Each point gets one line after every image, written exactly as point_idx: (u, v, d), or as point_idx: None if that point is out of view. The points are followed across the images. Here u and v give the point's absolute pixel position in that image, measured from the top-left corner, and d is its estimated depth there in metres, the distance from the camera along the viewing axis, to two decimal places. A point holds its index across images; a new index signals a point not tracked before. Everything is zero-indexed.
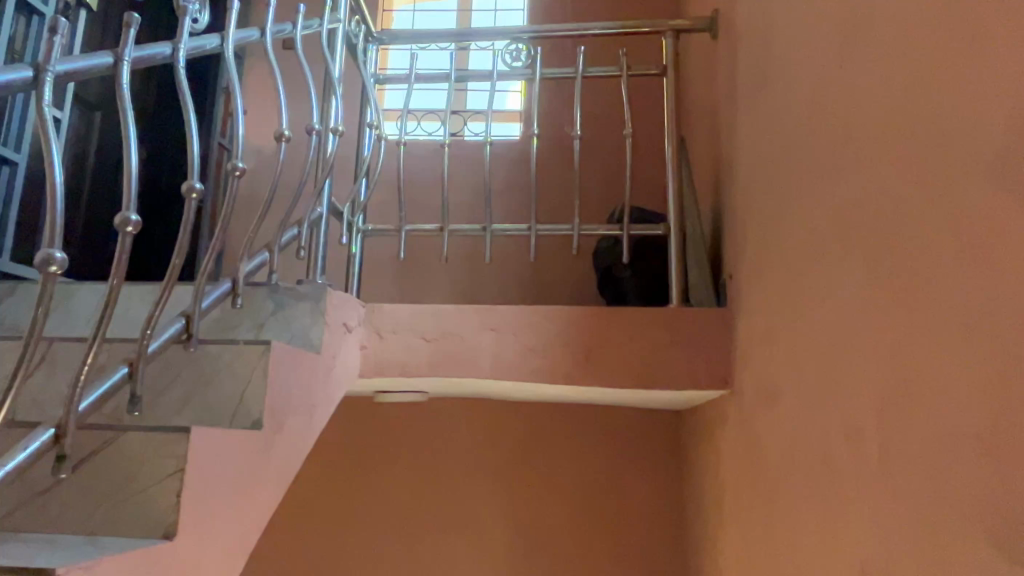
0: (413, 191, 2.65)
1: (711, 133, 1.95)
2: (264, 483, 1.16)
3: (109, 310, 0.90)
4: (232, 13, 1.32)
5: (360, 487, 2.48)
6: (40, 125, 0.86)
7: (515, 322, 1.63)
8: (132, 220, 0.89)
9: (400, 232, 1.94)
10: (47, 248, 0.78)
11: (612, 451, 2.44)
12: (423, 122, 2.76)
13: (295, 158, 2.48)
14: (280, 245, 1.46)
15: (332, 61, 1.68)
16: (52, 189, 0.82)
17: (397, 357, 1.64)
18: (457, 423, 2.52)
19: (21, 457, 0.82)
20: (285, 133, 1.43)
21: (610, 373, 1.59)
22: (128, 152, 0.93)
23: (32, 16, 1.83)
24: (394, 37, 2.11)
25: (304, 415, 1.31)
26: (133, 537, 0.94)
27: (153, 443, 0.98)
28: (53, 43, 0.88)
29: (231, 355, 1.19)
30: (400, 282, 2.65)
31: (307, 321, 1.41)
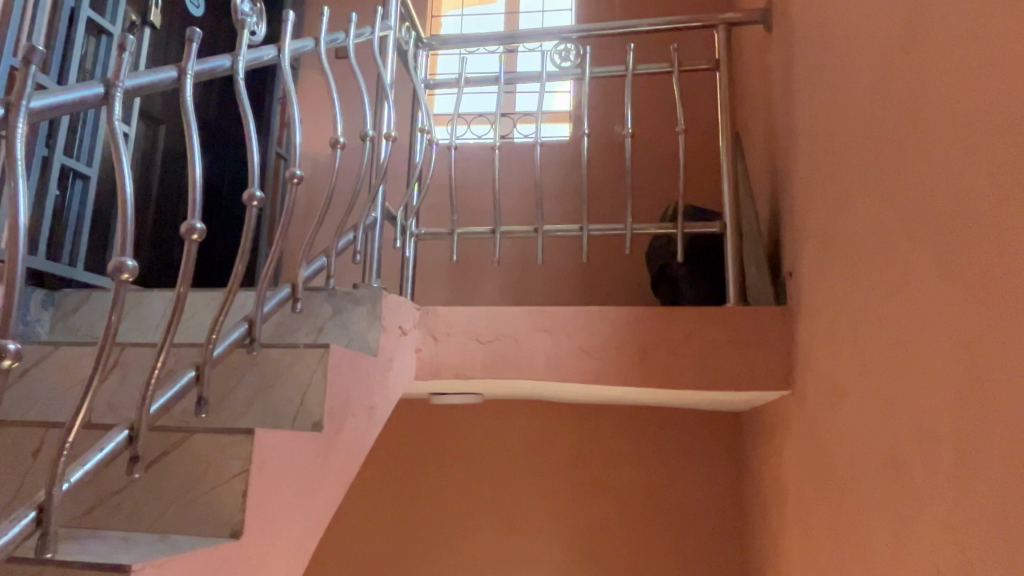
0: (465, 194, 2.67)
1: (768, 127, 1.90)
2: (326, 483, 1.18)
3: (176, 316, 0.92)
4: (287, 24, 1.35)
5: (417, 488, 2.51)
6: (110, 139, 0.89)
7: (568, 323, 1.62)
8: (198, 228, 0.91)
9: (453, 235, 1.95)
10: (119, 256, 0.80)
11: (668, 450, 2.41)
12: (473, 126, 2.78)
13: (349, 164, 2.53)
14: (337, 250, 1.48)
15: (384, 67, 1.70)
16: (123, 201, 0.85)
17: (453, 359, 1.65)
18: (512, 425, 2.52)
19: (98, 457, 0.85)
20: (341, 140, 1.45)
21: (666, 372, 1.57)
22: (193, 162, 0.96)
23: (101, 36, 1.91)
24: (443, 41, 2.13)
25: (363, 417, 1.33)
26: (202, 535, 0.97)
27: (220, 443, 1.01)
28: (121, 59, 0.92)
29: (291, 359, 1.22)
30: (454, 285, 2.67)
31: (364, 324, 1.43)
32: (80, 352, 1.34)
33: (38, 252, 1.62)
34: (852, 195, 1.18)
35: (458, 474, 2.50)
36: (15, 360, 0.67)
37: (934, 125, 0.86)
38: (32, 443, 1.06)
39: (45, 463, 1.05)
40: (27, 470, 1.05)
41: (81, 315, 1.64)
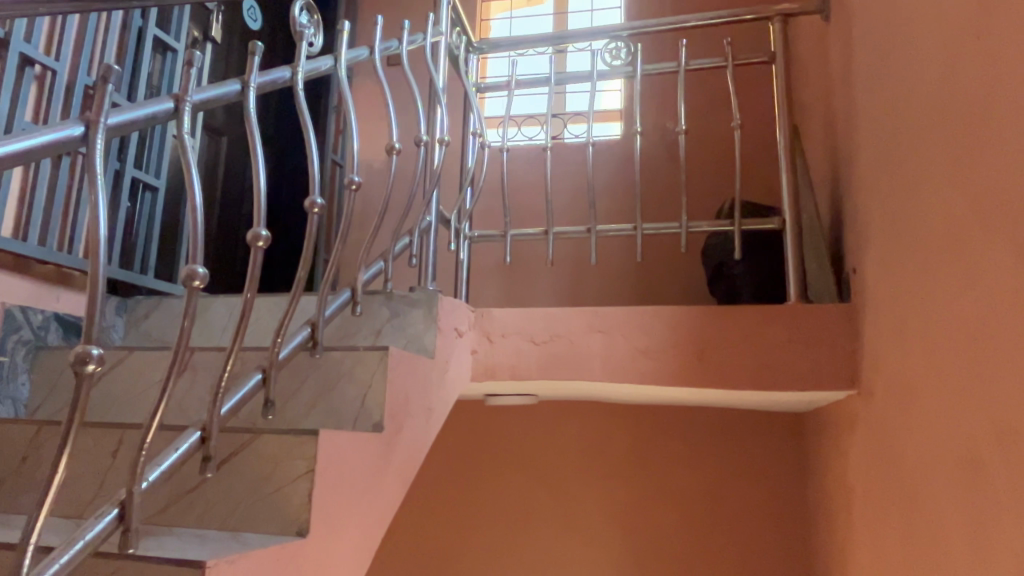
0: (517, 196, 2.68)
1: (827, 120, 1.84)
2: (387, 483, 1.20)
3: (244, 321, 0.95)
4: (343, 34, 1.38)
5: (474, 489, 2.53)
6: (181, 152, 0.93)
7: (624, 323, 1.61)
8: (263, 235, 0.94)
9: (507, 237, 1.95)
10: (190, 264, 0.83)
11: (727, 450, 2.37)
12: (523, 128, 2.79)
13: (404, 169, 2.58)
14: (394, 254, 1.51)
15: (436, 72, 1.72)
16: (193, 211, 0.88)
17: (508, 361, 1.66)
18: (567, 426, 2.51)
19: (173, 457, 0.88)
20: (396, 146, 1.47)
21: (725, 372, 1.54)
22: (257, 172, 0.99)
23: (167, 53, 2.00)
24: (494, 45, 2.14)
25: (421, 418, 1.35)
26: (271, 533, 1.00)
27: (287, 443, 1.03)
28: (189, 74, 0.95)
29: (352, 361, 1.24)
30: (507, 286, 2.68)
31: (421, 326, 1.45)
32: (154, 356, 1.40)
33: (113, 262, 1.70)
34: (919, 188, 1.14)
35: (514, 475, 2.51)
36: (98, 365, 0.71)
37: (1006, 113, 0.83)
38: (111, 443, 1.11)
39: (125, 462, 1.10)
40: (108, 469, 1.10)
41: (152, 320, 1.71)
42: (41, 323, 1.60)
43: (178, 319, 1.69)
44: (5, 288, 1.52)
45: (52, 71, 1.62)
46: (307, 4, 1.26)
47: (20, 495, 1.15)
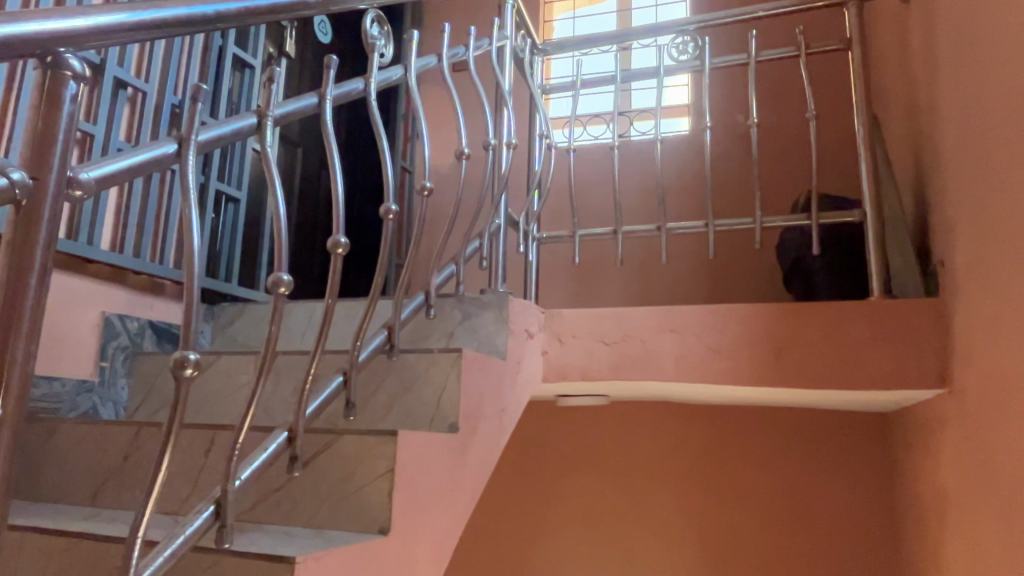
0: (585, 196, 2.68)
1: (910, 106, 1.76)
2: (463, 483, 1.22)
3: (327, 324, 0.98)
4: (412, 43, 1.41)
5: (547, 490, 2.54)
6: (265, 166, 0.97)
7: (696, 322, 1.58)
8: (342, 242, 0.97)
9: (575, 237, 1.95)
10: (276, 272, 0.87)
11: (807, 452, 2.30)
12: (589, 127, 2.78)
13: (474, 173, 2.61)
14: (465, 257, 1.53)
15: (502, 75, 1.74)
16: (277, 220, 0.92)
17: (580, 362, 1.65)
18: (640, 427, 2.49)
19: (263, 457, 0.92)
20: (465, 151, 1.49)
21: (804, 371, 1.50)
22: (336, 181, 1.02)
23: (245, 70, 2.09)
24: (558, 45, 2.14)
25: (494, 419, 1.37)
26: (354, 531, 1.03)
27: (367, 444, 1.06)
28: (270, 90, 0.99)
29: (427, 363, 1.27)
30: (576, 286, 2.68)
31: (492, 328, 1.47)
32: (241, 361, 1.47)
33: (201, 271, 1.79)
34: (1011, 174, 1.08)
35: (587, 476, 2.50)
36: (195, 368, 0.75)
37: None
38: (204, 443, 1.17)
39: (217, 461, 1.16)
40: (201, 468, 1.16)
41: (238, 326, 1.79)
42: (136, 331, 1.70)
43: (261, 324, 1.76)
44: (104, 299, 1.63)
45: (142, 92, 1.72)
46: (378, 16, 1.29)
47: (124, 493, 1.23)
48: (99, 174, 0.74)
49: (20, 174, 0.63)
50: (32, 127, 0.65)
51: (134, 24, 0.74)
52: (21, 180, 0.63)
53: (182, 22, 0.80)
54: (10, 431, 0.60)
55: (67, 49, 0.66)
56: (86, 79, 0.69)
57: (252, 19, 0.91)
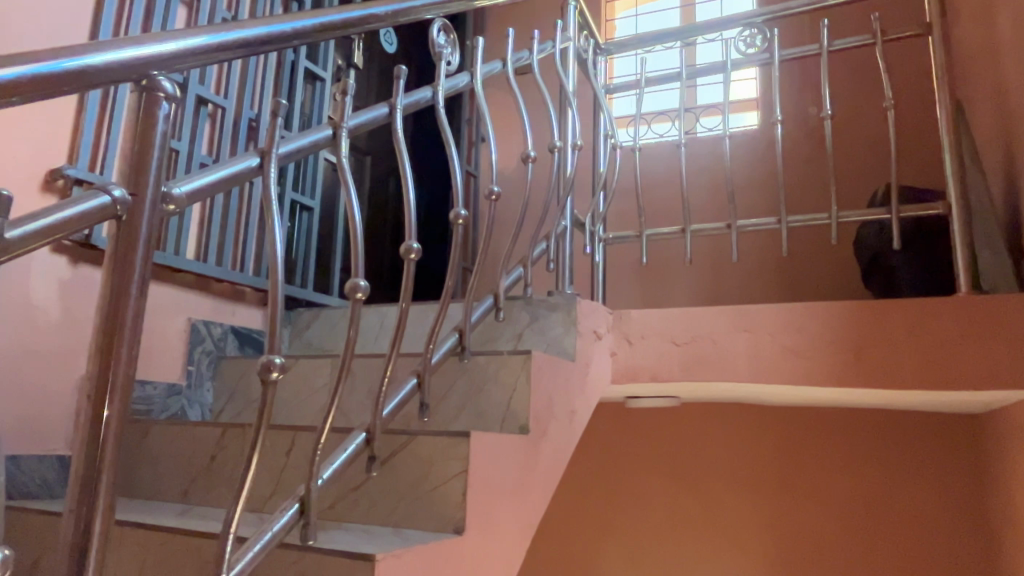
0: (651, 195, 2.65)
1: (998, 90, 1.66)
2: (535, 484, 1.23)
3: (401, 327, 1.00)
4: (478, 50, 1.42)
5: (617, 494, 2.52)
6: (340, 175, 1.00)
7: (770, 321, 1.54)
8: (414, 247, 1.00)
9: (642, 236, 1.92)
10: (353, 278, 0.89)
11: (889, 454, 2.20)
12: (654, 125, 2.75)
13: (540, 175, 2.63)
14: (532, 259, 1.53)
15: (565, 77, 1.74)
16: (353, 228, 0.95)
17: (649, 363, 1.63)
18: (712, 429, 2.44)
19: (343, 457, 0.95)
20: (531, 154, 1.50)
21: (887, 371, 1.44)
22: (407, 189, 1.04)
23: (316, 83, 2.16)
24: (621, 44, 2.13)
25: (565, 421, 1.37)
26: (429, 530, 1.05)
27: (440, 445, 1.08)
28: (343, 102, 1.03)
29: (497, 365, 1.28)
30: (643, 286, 2.65)
31: (561, 330, 1.47)
32: (318, 364, 1.52)
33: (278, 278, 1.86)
34: None
35: (658, 479, 2.47)
36: (280, 371, 0.78)
37: None
38: (285, 443, 1.22)
39: (299, 461, 1.20)
40: (284, 467, 1.21)
41: (313, 331, 1.85)
42: (220, 336, 1.77)
43: (336, 328, 1.81)
44: (189, 306, 1.71)
45: (221, 108, 1.81)
46: (445, 25, 1.31)
47: (212, 491, 1.29)
48: (190, 188, 0.77)
49: (121, 192, 0.68)
50: (130, 146, 0.69)
51: (216, 45, 0.77)
52: (121, 197, 0.67)
53: (262, 40, 0.84)
54: (116, 431, 0.64)
55: (160, 71, 0.70)
56: (177, 98, 0.73)
57: (325, 34, 0.94)
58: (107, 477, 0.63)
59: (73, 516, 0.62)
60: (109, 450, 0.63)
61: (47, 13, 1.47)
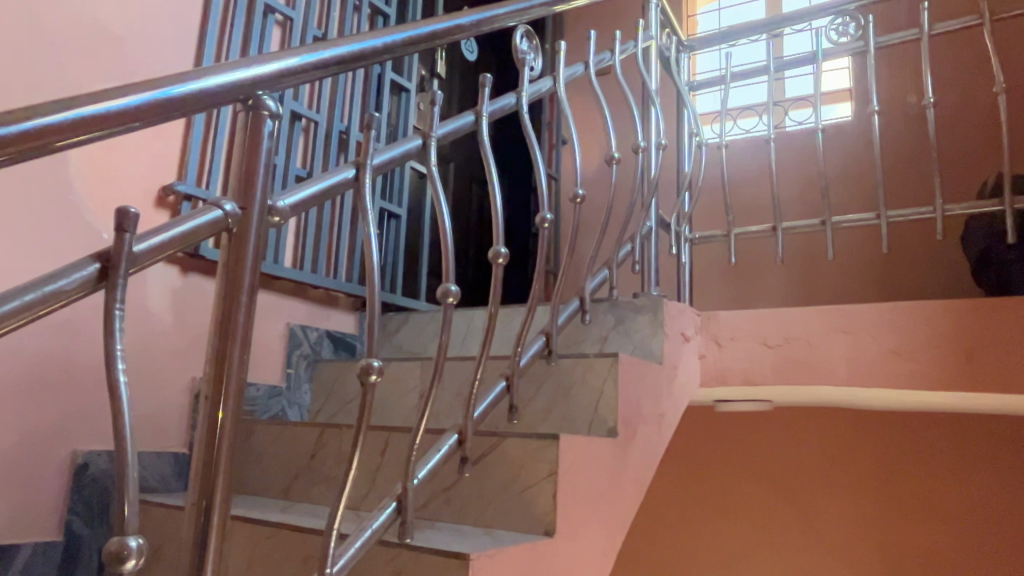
0: (739, 192, 2.58)
1: None
2: (624, 487, 1.22)
3: (491, 330, 1.01)
4: (560, 53, 1.43)
5: (708, 500, 2.46)
6: (430, 182, 1.03)
7: (870, 322, 1.47)
8: (502, 252, 1.01)
9: (730, 235, 1.88)
10: (444, 283, 0.92)
11: (1004, 463, 2.07)
12: (740, 121, 2.68)
13: (624, 176, 2.61)
14: (618, 261, 1.52)
15: (648, 76, 1.72)
16: (444, 235, 0.97)
17: (740, 365, 1.58)
18: (808, 435, 2.35)
19: (437, 457, 0.97)
20: (616, 155, 1.49)
21: (1002, 374, 1.35)
22: (495, 194, 1.06)
23: (401, 94, 2.22)
24: (705, 40, 2.09)
25: (654, 424, 1.35)
26: (520, 531, 1.06)
27: (529, 447, 1.09)
28: (433, 112, 1.06)
29: (584, 368, 1.28)
30: (732, 286, 2.58)
31: (647, 332, 1.45)
32: (409, 367, 1.56)
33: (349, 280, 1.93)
34: None
35: (751, 486, 2.40)
36: (378, 375, 0.81)
37: None
38: (380, 444, 1.26)
39: (393, 461, 1.23)
40: (379, 466, 1.25)
41: (403, 334, 1.90)
42: (316, 340, 1.85)
43: (425, 332, 1.86)
44: (287, 312, 1.80)
45: (314, 122, 1.89)
46: (527, 30, 1.32)
47: (312, 488, 1.35)
48: (293, 201, 0.82)
49: (232, 206, 0.72)
50: (240, 163, 0.74)
51: (311, 64, 0.80)
52: (232, 211, 0.72)
53: (354, 57, 0.87)
54: (230, 430, 0.68)
55: (264, 91, 0.75)
56: (280, 116, 0.77)
57: (413, 48, 0.97)
58: (223, 474, 0.67)
59: (193, 509, 0.66)
60: (224, 449, 0.68)
61: (155, 42, 1.58)
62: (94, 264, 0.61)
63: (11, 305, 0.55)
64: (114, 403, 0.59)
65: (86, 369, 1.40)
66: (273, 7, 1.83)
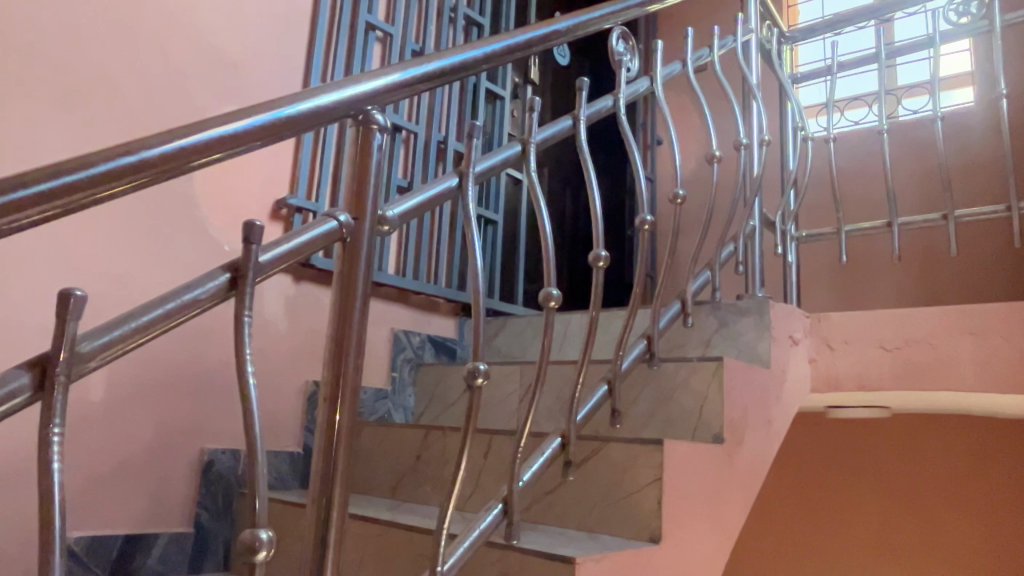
0: (849, 186, 2.45)
1: None
2: (732, 494, 1.19)
3: (592, 334, 1.01)
4: (658, 52, 1.41)
5: (815, 510, 2.35)
6: (531, 188, 1.04)
7: (1002, 322, 1.36)
8: (602, 255, 1.01)
9: (841, 232, 1.78)
10: (546, 287, 0.92)
11: None
12: (847, 112, 2.55)
13: (725, 174, 2.54)
14: (721, 262, 1.47)
15: (749, 70, 1.67)
16: (544, 239, 0.98)
17: (854, 369, 1.50)
18: (930, 445, 2.21)
19: (541, 460, 0.97)
20: (717, 153, 1.45)
21: None
22: (594, 198, 1.06)
23: (496, 101, 2.25)
24: (809, 30, 2.00)
25: (762, 430, 1.31)
26: (625, 537, 1.05)
27: (633, 452, 1.07)
28: (531, 118, 1.07)
29: (687, 372, 1.25)
30: (842, 286, 2.45)
31: (753, 335, 1.41)
32: (509, 371, 1.57)
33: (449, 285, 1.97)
34: None
35: (863, 497, 2.28)
36: (485, 378, 0.82)
37: None
38: (483, 446, 1.28)
39: (497, 463, 1.25)
40: (482, 469, 1.27)
41: (501, 338, 1.93)
42: (418, 344, 1.90)
43: (524, 336, 1.87)
44: (390, 318, 1.86)
45: (413, 134, 1.95)
46: (624, 32, 1.32)
47: (418, 488, 1.39)
48: (401, 211, 0.85)
49: (346, 216, 0.76)
50: (352, 177, 0.77)
51: (414, 79, 0.83)
52: (346, 221, 0.76)
53: (455, 68, 0.89)
54: (347, 430, 0.71)
55: (372, 106, 0.78)
56: (388, 129, 0.80)
57: (510, 56, 0.99)
58: (341, 472, 0.70)
59: (315, 505, 0.70)
60: (341, 449, 0.71)
61: (267, 67, 1.68)
62: (225, 274, 0.66)
63: (155, 312, 0.61)
64: (245, 404, 0.63)
65: (213, 374, 1.50)
66: (373, 25, 1.90)
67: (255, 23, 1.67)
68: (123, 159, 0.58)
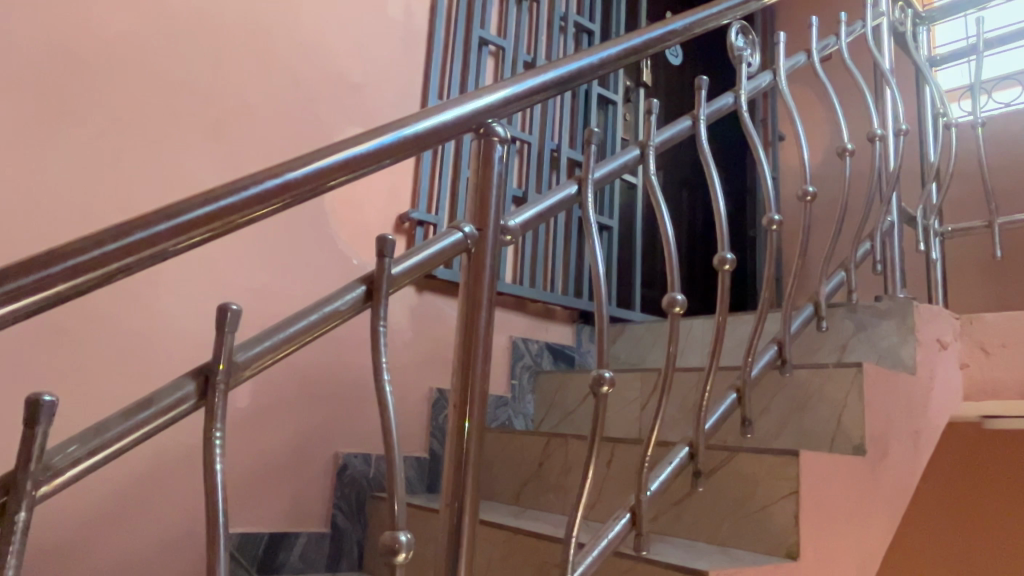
0: (1001, 174, 2.23)
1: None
2: (876, 510, 1.11)
3: (719, 340, 0.97)
4: (780, 45, 1.34)
5: (961, 536, 2.17)
6: (651, 190, 1.02)
7: None
8: (727, 258, 0.97)
9: (993, 224, 1.63)
10: (670, 292, 0.90)
11: None
12: (996, 94, 2.33)
13: (857, 169, 2.39)
14: (856, 261, 1.38)
15: (881, 56, 1.56)
16: (667, 244, 0.96)
17: (1016, 376, 1.36)
18: None
19: (668, 469, 0.95)
20: (848, 146, 1.36)
21: None
22: (717, 198, 1.02)
23: (608, 107, 2.24)
24: (948, 9, 1.84)
25: (909, 441, 1.21)
26: (759, 551, 1.00)
27: (766, 463, 1.02)
28: (649, 121, 1.05)
29: (822, 379, 1.19)
30: (996, 283, 2.23)
31: (895, 339, 1.31)
32: (630, 377, 1.55)
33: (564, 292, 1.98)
34: None
35: (1011, 520, 2.08)
36: (610, 386, 0.81)
37: None
38: (607, 454, 1.26)
39: (621, 471, 1.23)
40: (606, 476, 1.26)
41: (620, 345, 1.90)
42: (536, 351, 1.92)
43: (643, 342, 1.84)
44: (509, 325, 1.89)
45: (527, 143, 1.98)
46: (743, 26, 1.27)
47: (541, 495, 1.39)
48: (522, 220, 0.86)
49: (470, 228, 0.78)
50: (474, 190, 0.79)
51: (530, 90, 0.84)
52: (470, 232, 0.77)
53: (570, 77, 0.90)
54: (476, 437, 0.73)
55: (492, 119, 0.80)
56: (508, 140, 0.81)
57: (625, 61, 0.97)
58: (472, 477, 0.72)
59: (448, 510, 0.71)
60: (471, 455, 0.72)
61: (387, 88, 1.76)
62: (361, 286, 0.70)
63: (300, 324, 0.65)
64: (382, 411, 0.66)
65: (344, 384, 1.57)
66: (486, 40, 1.94)
67: (375, 48, 1.75)
68: (269, 182, 0.62)
